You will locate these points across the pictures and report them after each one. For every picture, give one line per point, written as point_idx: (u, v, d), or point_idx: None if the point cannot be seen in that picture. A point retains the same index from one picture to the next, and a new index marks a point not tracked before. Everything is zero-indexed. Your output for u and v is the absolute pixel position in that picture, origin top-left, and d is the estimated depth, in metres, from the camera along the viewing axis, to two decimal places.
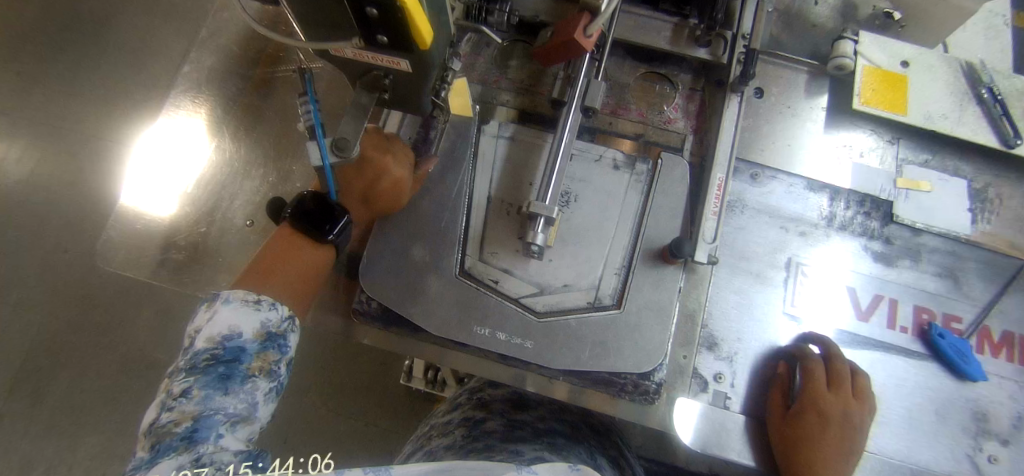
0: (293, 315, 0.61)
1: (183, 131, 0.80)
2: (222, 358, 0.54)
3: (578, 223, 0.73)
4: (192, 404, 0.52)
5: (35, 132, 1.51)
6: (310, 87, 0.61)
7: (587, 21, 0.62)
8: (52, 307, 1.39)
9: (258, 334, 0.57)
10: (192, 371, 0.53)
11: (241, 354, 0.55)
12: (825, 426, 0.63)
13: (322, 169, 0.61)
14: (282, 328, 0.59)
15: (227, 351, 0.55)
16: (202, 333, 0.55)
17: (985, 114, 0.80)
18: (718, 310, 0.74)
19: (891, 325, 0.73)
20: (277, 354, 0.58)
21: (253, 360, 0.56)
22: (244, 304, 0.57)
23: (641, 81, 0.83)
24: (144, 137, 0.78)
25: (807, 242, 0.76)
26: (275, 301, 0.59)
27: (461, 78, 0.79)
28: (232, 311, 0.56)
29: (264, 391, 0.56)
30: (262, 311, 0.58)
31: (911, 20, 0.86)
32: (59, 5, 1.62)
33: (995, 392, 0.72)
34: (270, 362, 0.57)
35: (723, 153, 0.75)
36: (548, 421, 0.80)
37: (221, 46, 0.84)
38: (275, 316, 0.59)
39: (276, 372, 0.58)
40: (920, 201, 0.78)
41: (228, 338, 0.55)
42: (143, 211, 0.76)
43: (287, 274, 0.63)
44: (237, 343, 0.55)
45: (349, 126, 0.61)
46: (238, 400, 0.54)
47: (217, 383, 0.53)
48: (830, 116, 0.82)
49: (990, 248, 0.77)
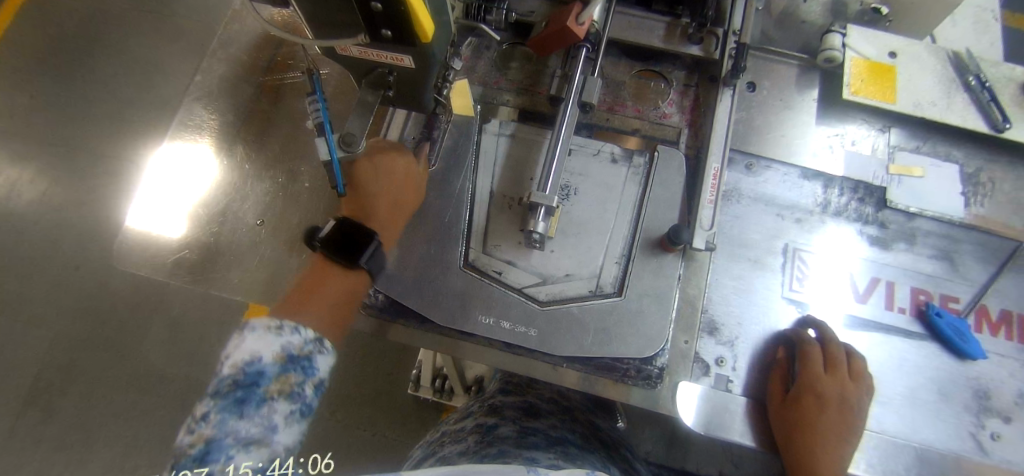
0: (319, 337, 0.60)
1: (190, 156, 0.82)
2: (241, 382, 0.54)
3: (578, 215, 0.75)
4: (208, 427, 0.52)
5: (50, 151, 1.55)
6: (319, 87, 0.67)
7: (579, 10, 0.70)
8: (66, 322, 1.42)
9: (278, 357, 0.56)
10: (214, 395, 0.53)
11: (260, 377, 0.54)
12: (823, 406, 0.64)
13: (331, 164, 0.67)
14: (304, 350, 0.58)
15: (246, 375, 0.54)
16: (228, 359, 0.55)
17: (974, 101, 0.82)
18: (717, 296, 0.75)
19: (889, 306, 0.74)
20: (299, 376, 0.56)
21: (272, 383, 0.55)
22: (266, 330, 0.57)
23: (637, 78, 0.86)
24: (154, 161, 0.80)
25: (803, 228, 0.78)
26: (298, 325, 0.59)
27: (461, 81, 0.82)
28: (256, 337, 0.56)
29: (283, 415, 0.54)
30: (283, 335, 0.57)
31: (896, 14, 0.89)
32: (74, 31, 1.68)
33: (995, 370, 0.73)
34: (291, 384, 0.55)
35: (717, 143, 0.78)
36: (560, 430, 0.81)
37: (231, 57, 0.88)
38: (297, 339, 0.58)
39: (298, 395, 0.56)
40: (912, 186, 0.80)
41: (249, 362, 0.55)
42: (154, 231, 0.78)
43: (317, 302, 0.64)
44: (257, 367, 0.55)
45: (355, 122, 0.66)
46: (253, 423, 0.53)
47: (232, 407, 0.53)
48: (822, 107, 0.84)
49: (985, 230, 0.79)
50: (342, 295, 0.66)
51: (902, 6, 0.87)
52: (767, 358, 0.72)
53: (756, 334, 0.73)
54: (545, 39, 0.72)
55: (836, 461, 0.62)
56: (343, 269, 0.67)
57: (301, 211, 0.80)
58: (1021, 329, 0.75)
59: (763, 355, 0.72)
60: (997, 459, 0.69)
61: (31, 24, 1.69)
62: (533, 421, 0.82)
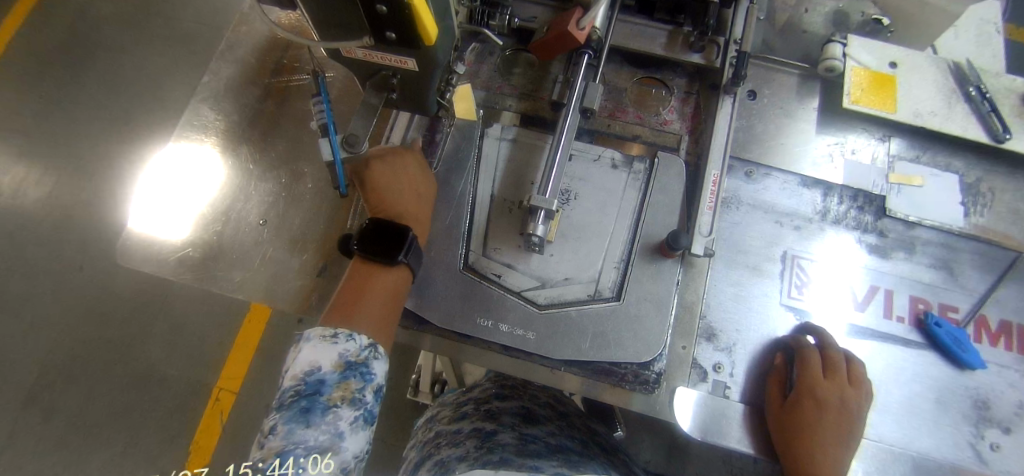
0: (373, 343, 0.62)
1: (191, 158, 0.83)
2: (304, 392, 0.57)
3: (577, 219, 0.76)
4: (279, 438, 0.55)
5: (57, 151, 1.57)
6: (323, 89, 0.68)
7: (580, 16, 0.73)
8: (69, 321, 1.43)
9: (337, 365, 0.59)
10: (281, 408, 0.57)
11: (321, 386, 0.58)
12: (823, 412, 0.64)
13: (333, 165, 0.67)
14: (361, 357, 0.61)
15: (308, 385, 0.58)
16: (290, 372, 0.60)
17: (974, 111, 0.82)
18: (716, 302, 0.75)
19: (888, 314, 0.74)
20: (358, 383, 0.60)
21: (333, 391, 0.58)
22: (322, 340, 0.60)
23: (639, 85, 0.86)
24: (153, 164, 0.81)
25: (803, 236, 0.78)
26: (353, 333, 0.61)
27: (466, 85, 0.83)
28: (313, 347, 0.60)
29: (347, 421, 0.58)
30: (338, 343, 0.60)
31: (898, 25, 0.89)
32: (83, 34, 1.70)
33: (994, 380, 0.73)
34: (352, 390, 0.59)
35: (717, 150, 0.78)
36: (558, 437, 0.81)
37: (237, 59, 0.89)
38: (353, 346, 0.61)
39: (359, 400, 0.59)
40: (912, 196, 0.80)
41: (309, 373, 0.59)
42: (155, 234, 0.79)
43: (365, 306, 0.64)
44: (317, 376, 0.58)
45: (358, 124, 0.66)
46: (320, 432, 0.56)
47: (299, 416, 0.56)
48: (822, 116, 0.85)
49: (985, 240, 0.79)
50: (387, 293, 0.66)
51: (903, 17, 0.88)
52: (764, 365, 0.72)
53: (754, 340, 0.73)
54: (545, 46, 0.75)
55: (837, 466, 0.62)
56: (381, 267, 0.67)
57: (303, 211, 0.81)
58: (1021, 340, 0.75)
59: (760, 361, 0.73)
60: (995, 470, 0.68)
61: (41, 26, 1.71)
62: (532, 427, 0.83)
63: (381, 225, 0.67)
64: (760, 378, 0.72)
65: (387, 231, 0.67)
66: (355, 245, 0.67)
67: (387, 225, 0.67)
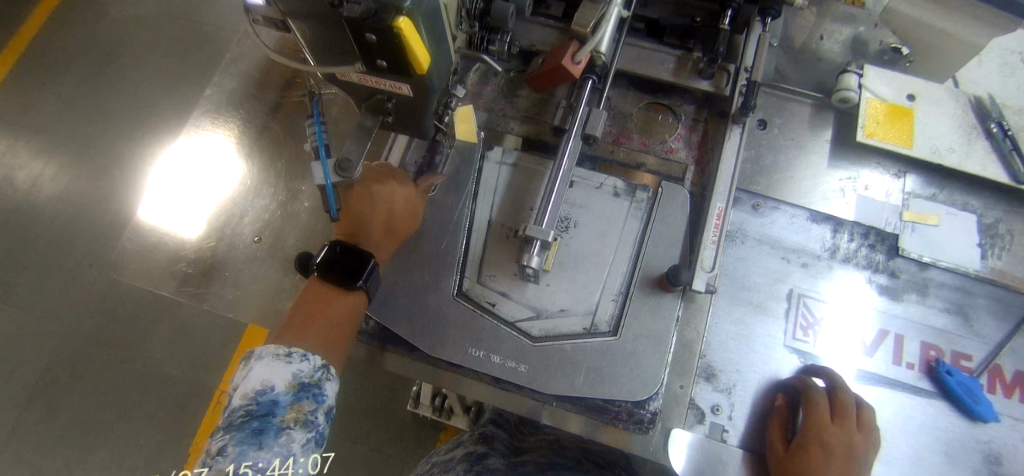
0: (327, 364, 0.62)
1: (202, 151, 0.84)
2: (256, 413, 0.56)
3: (576, 249, 0.74)
4: (227, 461, 0.54)
5: (70, 150, 1.58)
6: (316, 109, 0.67)
7: (575, 49, 0.70)
8: (73, 320, 1.43)
9: (290, 386, 0.59)
10: (229, 428, 0.56)
11: (274, 407, 0.57)
12: (830, 457, 0.60)
13: (324, 188, 0.66)
14: (315, 378, 0.60)
15: (260, 405, 0.57)
16: (239, 390, 0.58)
17: (994, 149, 0.79)
18: (716, 341, 0.72)
19: (897, 360, 0.71)
20: (312, 404, 0.59)
21: (287, 412, 0.57)
22: (276, 358, 0.59)
23: (646, 111, 0.84)
24: (165, 155, 0.82)
25: (810, 275, 0.75)
26: (307, 353, 0.61)
27: (467, 106, 0.82)
28: (265, 365, 0.59)
29: (299, 443, 0.57)
30: (293, 363, 0.60)
31: (918, 55, 0.86)
32: (101, 35, 1.72)
33: (1007, 434, 0.69)
34: (305, 412, 0.58)
35: (723, 182, 0.76)
36: (549, 456, 0.79)
37: (241, 72, 0.88)
38: (307, 366, 0.60)
39: (312, 422, 0.59)
40: (927, 235, 0.77)
41: (261, 392, 0.57)
42: (156, 227, 0.79)
43: (318, 326, 0.64)
44: (270, 396, 0.57)
45: (352, 147, 0.65)
46: (271, 454, 0.55)
47: (250, 438, 0.55)
48: (835, 148, 0.82)
49: (1002, 284, 0.75)
50: (342, 317, 0.66)
51: (924, 48, 0.85)
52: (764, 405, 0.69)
53: (754, 382, 0.70)
54: (538, 81, 0.74)
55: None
56: (338, 291, 0.67)
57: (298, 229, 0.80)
58: None
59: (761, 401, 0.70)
60: None
61: (62, 26, 1.74)
62: (520, 456, 0.81)
63: (342, 247, 0.67)
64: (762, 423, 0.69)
65: (349, 254, 0.67)
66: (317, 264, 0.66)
67: (349, 246, 0.67)
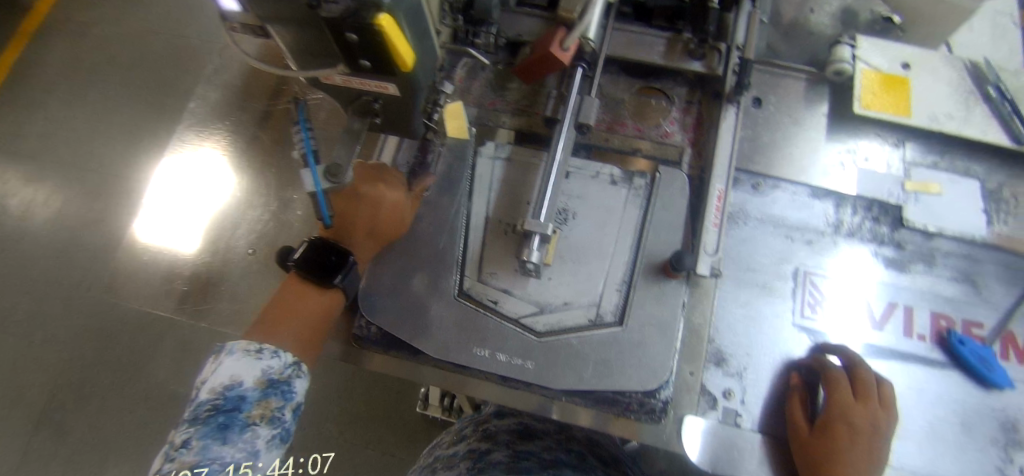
0: (298, 361, 0.62)
1: (197, 161, 0.83)
2: (222, 407, 0.55)
3: (575, 241, 0.73)
4: (191, 454, 0.53)
5: (60, 174, 1.57)
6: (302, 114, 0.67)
7: (563, 35, 0.69)
8: (75, 344, 1.42)
9: (259, 382, 0.58)
10: (194, 422, 0.55)
11: (241, 403, 0.56)
12: (855, 437, 0.59)
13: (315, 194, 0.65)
14: (285, 375, 0.60)
15: (227, 400, 0.56)
16: (207, 383, 0.57)
17: (994, 113, 0.78)
18: (724, 324, 0.71)
19: (908, 333, 0.70)
20: (280, 401, 0.58)
21: (254, 408, 0.57)
22: (246, 353, 0.59)
23: (638, 96, 0.83)
24: (163, 166, 0.81)
25: (815, 252, 0.74)
26: (277, 350, 0.61)
27: (456, 102, 0.79)
28: (235, 360, 0.58)
29: (265, 440, 0.57)
30: (263, 359, 0.59)
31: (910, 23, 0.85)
32: (85, 56, 1.70)
33: (1023, 400, 0.68)
34: (272, 409, 0.58)
35: (721, 164, 0.75)
36: (554, 452, 0.77)
37: (226, 83, 0.87)
38: (277, 363, 0.60)
39: (278, 418, 0.58)
40: (929, 204, 0.76)
41: (228, 387, 0.57)
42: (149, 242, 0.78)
43: (290, 325, 0.63)
44: (238, 391, 0.57)
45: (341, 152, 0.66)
46: (236, 450, 0.55)
47: (215, 433, 0.55)
48: (832, 123, 0.80)
49: (1009, 249, 0.74)
50: (316, 316, 0.65)
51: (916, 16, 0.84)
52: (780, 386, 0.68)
53: (766, 364, 0.69)
54: (528, 69, 0.73)
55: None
56: (317, 289, 0.66)
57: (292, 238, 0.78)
58: None
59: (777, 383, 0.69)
60: None
61: (45, 50, 1.72)
62: (527, 442, 0.79)
63: (321, 242, 0.66)
64: (776, 404, 0.67)
65: (329, 252, 0.66)
66: (296, 259, 0.65)
67: (337, 248, 0.66)
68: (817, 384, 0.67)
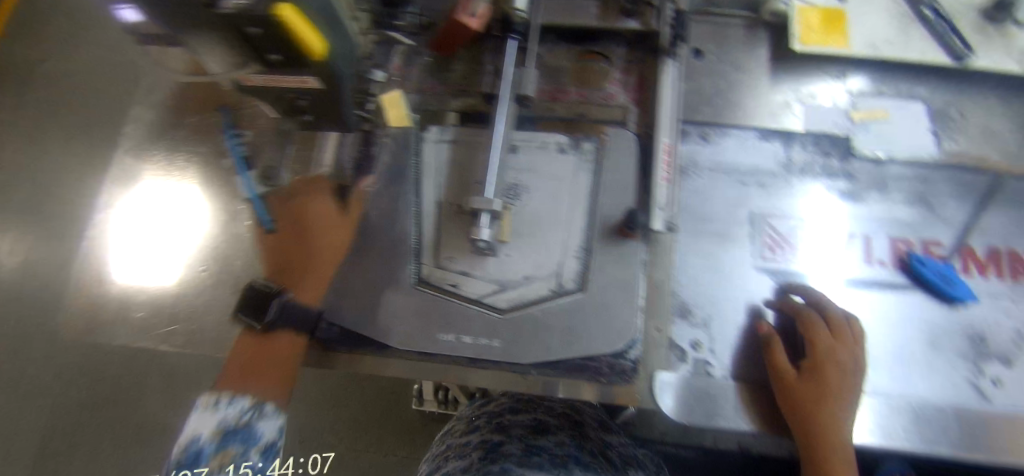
0: (258, 405, 0.66)
1: (159, 192, 0.79)
2: (183, 463, 0.62)
3: (529, 214, 0.72)
4: None
5: (22, 220, 1.54)
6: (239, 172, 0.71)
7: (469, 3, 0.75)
8: (61, 389, 1.40)
9: (215, 434, 0.64)
10: None
11: (199, 456, 0.63)
12: (841, 375, 0.60)
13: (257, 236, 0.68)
14: (243, 421, 0.65)
15: (188, 456, 0.63)
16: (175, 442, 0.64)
17: (932, 34, 0.78)
18: (686, 277, 0.71)
19: (868, 261, 0.70)
20: (239, 447, 0.64)
21: (212, 460, 0.63)
22: (205, 408, 0.65)
23: (578, 62, 0.81)
24: (123, 202, 0.78)
25: (769, 194, 0.73)
26: (234, 399, 0.66)
27: (393, 92, 0.79)
28: (196, 416, 0.65)
29: None
30: (220, 411, 0.65)
31: None
32: (31, 98, 1.67)
33: (987, 312, 0.69)
34: (231, 456, 0.63)
35: (665, 117, 0.73)
36: (567, 448, 0.77)
37: (161, 102, 0.85)
38: (234, 411, 0.65)
39: (241, 463, 0.64)
40: (877, 132, 0.76)
41: (189, 443, 0.63)
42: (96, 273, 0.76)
43: (252, 374, 0.67)
44: (197, 446, 0.63)
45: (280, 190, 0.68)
46: None
47: None
48: (774, 63, 0.80)
49: (958, 166, 0.75)
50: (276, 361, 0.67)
51: None
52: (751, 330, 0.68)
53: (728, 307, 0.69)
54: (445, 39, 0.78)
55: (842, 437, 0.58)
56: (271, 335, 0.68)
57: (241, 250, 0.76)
58: (1010, 266, 0.71)
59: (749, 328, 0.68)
60: (1001, 406, 0.65)
61: None
62: (541, 438, 0.79)
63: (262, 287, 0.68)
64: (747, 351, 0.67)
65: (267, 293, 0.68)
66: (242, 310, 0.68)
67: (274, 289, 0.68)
68: (795, 327, 0.67)
